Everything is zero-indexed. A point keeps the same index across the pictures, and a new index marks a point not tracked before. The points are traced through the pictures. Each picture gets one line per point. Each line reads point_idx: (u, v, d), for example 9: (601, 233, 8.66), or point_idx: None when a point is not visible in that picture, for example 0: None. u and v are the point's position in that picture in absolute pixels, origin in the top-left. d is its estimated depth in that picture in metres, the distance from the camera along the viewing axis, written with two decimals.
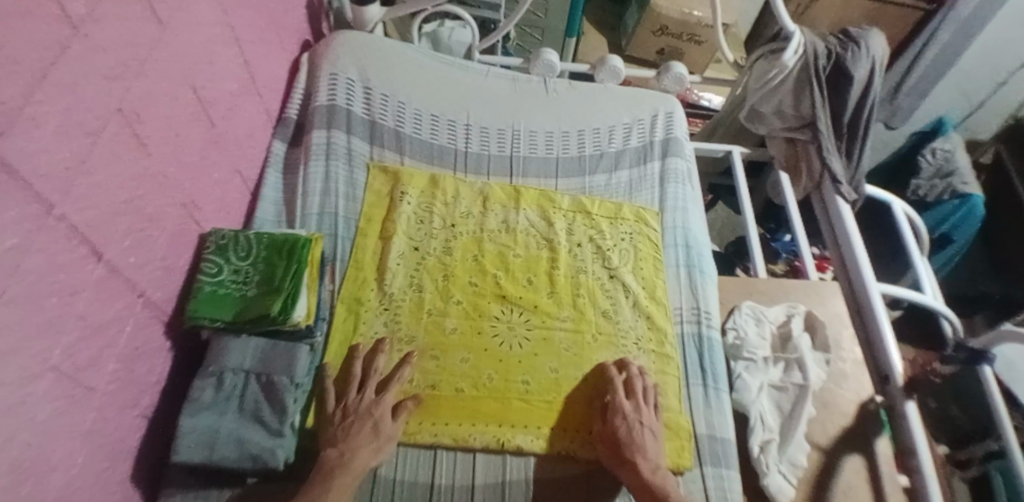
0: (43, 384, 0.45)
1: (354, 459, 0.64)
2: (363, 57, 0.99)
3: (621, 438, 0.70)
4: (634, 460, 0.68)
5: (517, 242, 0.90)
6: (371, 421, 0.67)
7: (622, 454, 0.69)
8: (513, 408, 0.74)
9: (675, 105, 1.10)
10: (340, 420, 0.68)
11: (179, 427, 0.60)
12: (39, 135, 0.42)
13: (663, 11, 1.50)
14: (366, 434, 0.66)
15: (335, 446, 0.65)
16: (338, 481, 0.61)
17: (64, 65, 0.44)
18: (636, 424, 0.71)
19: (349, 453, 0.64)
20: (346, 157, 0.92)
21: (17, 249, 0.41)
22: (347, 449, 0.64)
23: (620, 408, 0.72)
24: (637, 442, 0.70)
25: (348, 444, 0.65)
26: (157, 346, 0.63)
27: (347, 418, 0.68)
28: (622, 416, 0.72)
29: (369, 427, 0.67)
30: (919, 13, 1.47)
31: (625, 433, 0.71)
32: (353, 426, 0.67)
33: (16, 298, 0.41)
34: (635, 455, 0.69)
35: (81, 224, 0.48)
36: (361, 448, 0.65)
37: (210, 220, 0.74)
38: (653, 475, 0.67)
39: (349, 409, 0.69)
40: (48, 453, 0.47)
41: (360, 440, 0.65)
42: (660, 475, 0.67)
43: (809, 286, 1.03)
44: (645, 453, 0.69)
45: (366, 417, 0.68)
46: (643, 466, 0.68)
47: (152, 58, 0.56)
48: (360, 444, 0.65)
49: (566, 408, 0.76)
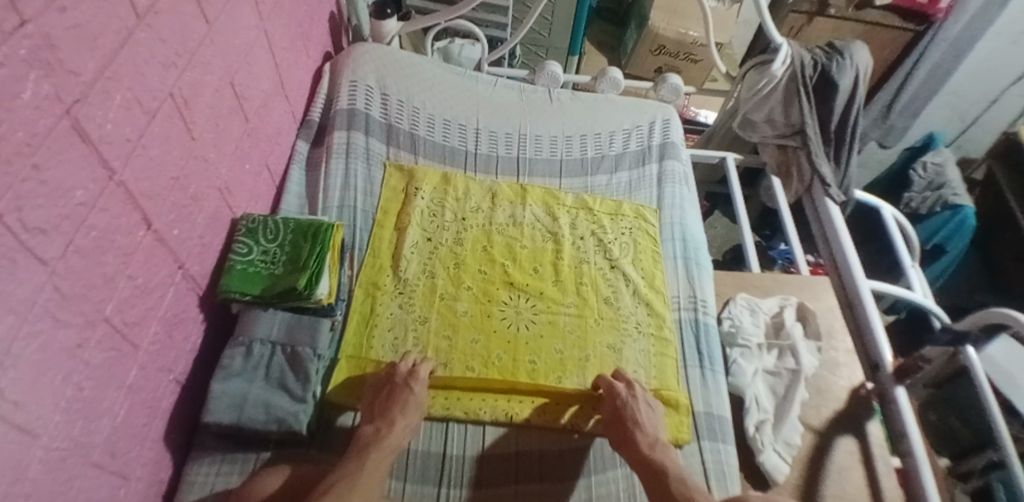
0: (98, 333, 0.51)
1: (390, 434, 0.66)
2: (382, 66, 1.07)
3: (623, 414, 0.73)
4: (633, 435, 0.71)
5: (524, 235, 0.95)
6: (404, 397, 0.70)
7: (622, 430, 0.72)
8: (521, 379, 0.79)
9: (673, 113, 1.17)
10: (377, 393, 0.71)
11: (212, 390, 0.67)
12: (107, 107, 0.48)
13: (662, 32, 1.59)
14: (399, 411, 0.69)
15: (371, 424, 0.68)
16: (374, 455, 0.64)
17: (129, 49, 0.50)
18: (634, 399, 0.74)
19: (385, 429, 0.67)
20: (364, 156, 0.99)
21: (83, 206, 0.47)
22: (382, 425, 0.67)
23: (618, 387, 0.76)
24: (636, 417, 0.72)
25: (384, 421, 0.68)
26: (192, 315, 0.69)
27: (383, 388, 0.71)
28: (621, 393, 0.75)
29: (404, 396, 0.70)
30: (910, 34, 1.54)
31: (627, 409, 0.73)
32: (386, 400, 0.70)
33: (81, 248, 0.47)
34: (633, 431, 0.72)
35: (136, 192, 0.54)
36: (398, 423, 0.68)
37: (241, 207, 0.80)
38: (651, 450, 0.70)
39: (392, 379, 0.72)
40: (99, 397, 0.52)
41: (395, 416, 0.68)
42: (658, 451, 0.70)
43: (801, 280, 1.08)
44: (643, 429, 0.72)
45: (399, 390, 0.71)
46: (642, 442, 0.71)
47: (199, 51, 0.64)
48: (395, 418, 0.68)
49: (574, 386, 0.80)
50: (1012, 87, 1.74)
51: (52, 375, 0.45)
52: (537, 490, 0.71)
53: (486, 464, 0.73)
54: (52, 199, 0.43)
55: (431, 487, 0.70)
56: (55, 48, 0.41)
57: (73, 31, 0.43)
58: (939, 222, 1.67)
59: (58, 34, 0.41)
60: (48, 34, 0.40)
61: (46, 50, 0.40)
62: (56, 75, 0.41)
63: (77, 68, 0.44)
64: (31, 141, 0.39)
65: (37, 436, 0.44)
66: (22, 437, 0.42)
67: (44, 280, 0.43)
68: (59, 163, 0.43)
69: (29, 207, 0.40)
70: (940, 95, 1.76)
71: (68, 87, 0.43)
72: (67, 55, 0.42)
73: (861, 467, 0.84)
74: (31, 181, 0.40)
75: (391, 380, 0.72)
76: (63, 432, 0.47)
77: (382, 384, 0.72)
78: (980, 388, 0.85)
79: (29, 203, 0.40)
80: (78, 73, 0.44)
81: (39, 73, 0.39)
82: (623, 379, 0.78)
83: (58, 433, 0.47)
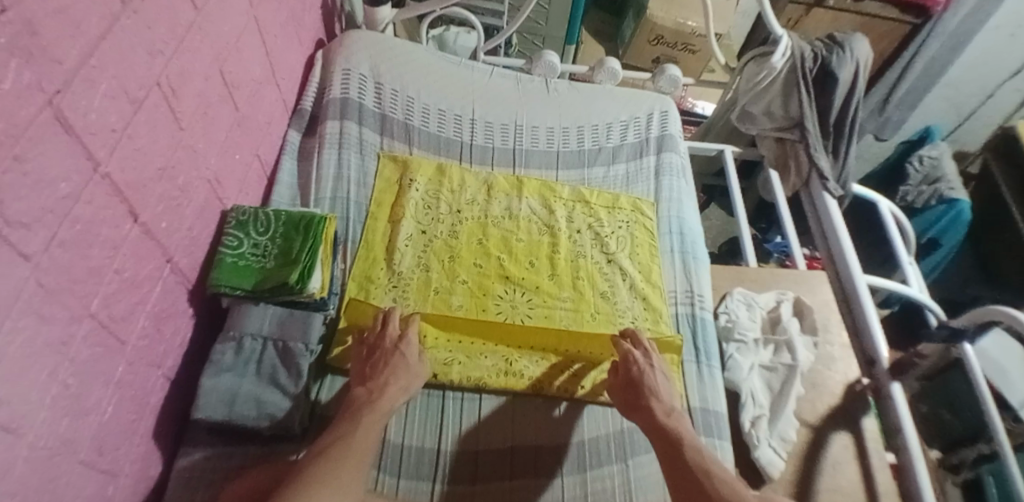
0: (83, 329, 0.49)
1: (382, 396, 0.67)
2: (375, 54, 1.05)
3: (641, 382, 0.73)
4: (647, 403, 0.72)
5: (520, 227, 0.94)
6: (397, 361, 0.71)
7: (636, 397, 0.73)
8: (533, 331, 0.81)
9: (671, 105, 1.16)
10: (368, 357, 0.72)
11: (202, 386, 0.66)
12: (92, 96, 0.46)
13: (660, 22, 1.56)
14: (391, 374, 0.69)
15: (363, 386, 0.69)
16: (368, 417, 0.65)
17: (115, 34, 0.48)
18: (651, 369, 0.75)
19: (377, 392, 0.68)
20: (357, 146, 0.97)
21: (66, 199, 0.45)
22: (375, 389, 0.68)
23: (635, 354, 0.76)
24: (653, 386, 0.73)
25: (376, 384, 0.68)
26: (182, 308, 0.67)
27: (374, 353, 0.72)
28: (637, 360, 0.75)
29: (395, 359, 0.71)
30: (909, 26, 1.50)
31: (644, 377, 0.74)
32: (377, 365, 0.70)
33: (65, 242, 0.45)
34: (649, 399, 0.72)
35: (123, 184, 0.53)
36: (391, 386, 0.68)
37: (231, 198, 0.79)
38: (667, 417, 0.70)
39: (381, 344, 0.73)
40: (85, 394, 0.51)
41: (387, 379, 0.69)
42: (674, 419, 0.70)
43: (797, 275, 1.07)
44: (659, 397, 0.73)
45: (390, 354, 0.71)
46: (658, 409, 0.71)
47: (187, 38, 0.61)
48: (388, 382, 0.69)
49: (572, 348, 0.81)
50: (1007, 81, 1.74)
51: (36, 373, 0.44)
52: (530, 486, 0.71)
53: (482, 459, 0.73)
54: (35, 192, 0.41)
55: (425, 482, 0.70)
56: (37, 35, 0.39)
57: (56, 17, 0.41)
58: (935, 216, 1.67)
59: (40, 20, 0.39)
60: (30, 21, 0.38)
61: (27, 37, 0.38)
62: (39, 63, 0.39)
63: (60, 56, 0.42)
64: (13, 132, 0.38)
65: (22, 436, 0.43)
66: (6, 437, 0.41)
67: (27, 276, 0.41)
68: (42, 153, 0.41)
69: (10, 200, 0.38)
70: (937, 88, 1.76)
71: (51, 76, 0.41)
72: (50, 42, 0.40)
73: (855, 463, 0.85)
74: (13, 173, 0.38)
75: (381, 345, 0.73)
76: (48, 431, 0.46)
77: (373, 348, 0.73)
78: (978, 387, 0.84)
79: (11, 197, 0.38)
80: (60, 61, 0.42)
81: (20, 61, 0.37)
82: (642, 347, 0.78)
83: (43, 432, 0.45)
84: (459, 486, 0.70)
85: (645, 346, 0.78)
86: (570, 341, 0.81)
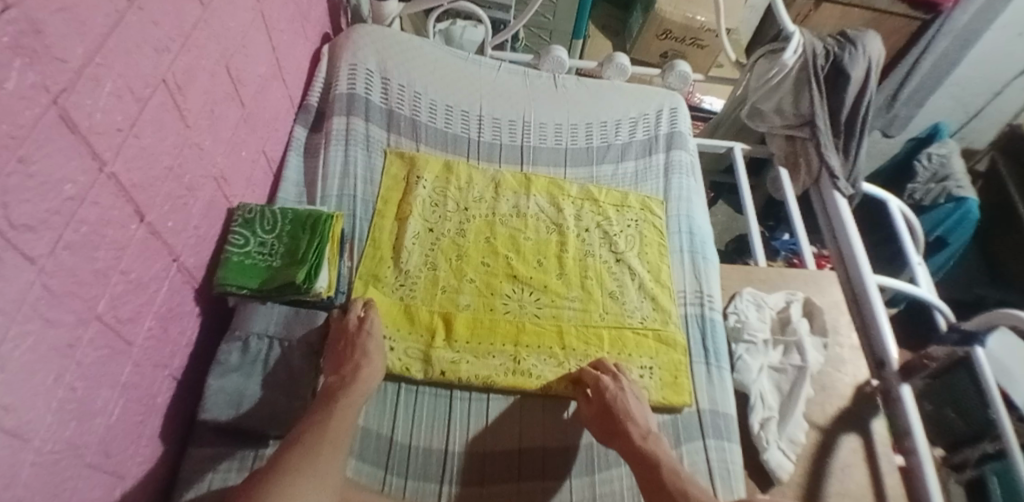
0: (89, 332, 0.48)
1: (356, 379, 0.67)
2: (382, 50, 1.03)
3: (613, 408, 0.72)
4: (624, 428, 0.71)
5: (528, 226, 0.93)
6: (363, 341, 0.71)
7: (613, 423, 0.71)
8: (530, 329, 0.82)
9: (679, 101, 1.15)
10: (336, 345, 0.72)
11: (208, 387, 0.66)
12: (97, 94, 0.45)
13: (668, 16, 1.54)
14: (360, 355, 0.70)
15: (336, 373, 0.69)
16: (343, 402, 0.65)
17: (121, 32, 0.47)
18: (622, 392, 0.74)
19: (350, 376, 0.68)
20: (364, 142, 0.96)
21: (73, 201, 0.44)
22: (347, 373, 0.68)
23: (605, 380, 0.74)
24: (627, 409, 0.72)
25: (348, 369, 0.69)
26: (188, 308, 0.67)
27: (341, 340, 0.72)
28: (608, 386, 0.73)
29: (363, 339, 0.71)
30: (917, 23, 1.48)
31: (616, 402, 0.72)
32: (346, 348, 0.71)
33: (71, 244, 0.44)
34: (625, 424, 0.71)
35: (129, 184, 0.52)
36: (364, 368, 0.69)
37: (237, 196, 0.78)
38: (643, 441, 0.70)
39: (346, 330, 0.73)
40: (91, 397, 0.50)
41: (358, 362, 0.69)
42: (650, 442, 0.70)
43: (809, 275, 1.06)
44: (635, 420, 0.72)
45: (356, 337, 0.72)
46: (634, 434, 0.70)
47: (194, 34, 0.60)
48: (358, 363, 0.69)
49: (581, 343, 0.82)
50: (1017, 78, 1.71)
51: (42, 378, 0.43)
52: (540, 488, 0.71)
53: (490, 461, 0.72)
54: (41, 194, 0.40)
55: (433, 483, 0.70)
56: (41, 34, 0.38)
57: (61, 15, 0.40)
58: (942, 215, 1.65)
59: (44, 18, 0.38)
60: (34, 19, 0.37)
61: (32, 36, 0.37)
62: (43, 63, 0.38)
63: (64, 55, 0.41)
64: (17, 133, 0.37)
65: (28, 440, 0.42)
66: (12, 443, 0.40)
67: (33, 279, 0.40)
68: (46, 154, 0.40)
69: (15, 203, 0.37)
70: (944, 86, 1.74)
71: (55, 75, 0.40)
72: (54, 41, 0.39)
73: (865, 466, 0.84)
74: (17, 175, 0.37)
75: (345, 332, 0.73)
76: (55, 436, 0.45)
77: (338, 337, 0.73)
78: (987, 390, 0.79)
79: (16, 199, 0.37)
80: (65, 60, 0.41)
81: (24, 61, 0.36)
82: (609, 372, 0.77)
83: (50, 436, 0.45)
84: (467, 489, 0.70)
85: (609, 371, 0.77)
86: (580, 340, 0.82)
